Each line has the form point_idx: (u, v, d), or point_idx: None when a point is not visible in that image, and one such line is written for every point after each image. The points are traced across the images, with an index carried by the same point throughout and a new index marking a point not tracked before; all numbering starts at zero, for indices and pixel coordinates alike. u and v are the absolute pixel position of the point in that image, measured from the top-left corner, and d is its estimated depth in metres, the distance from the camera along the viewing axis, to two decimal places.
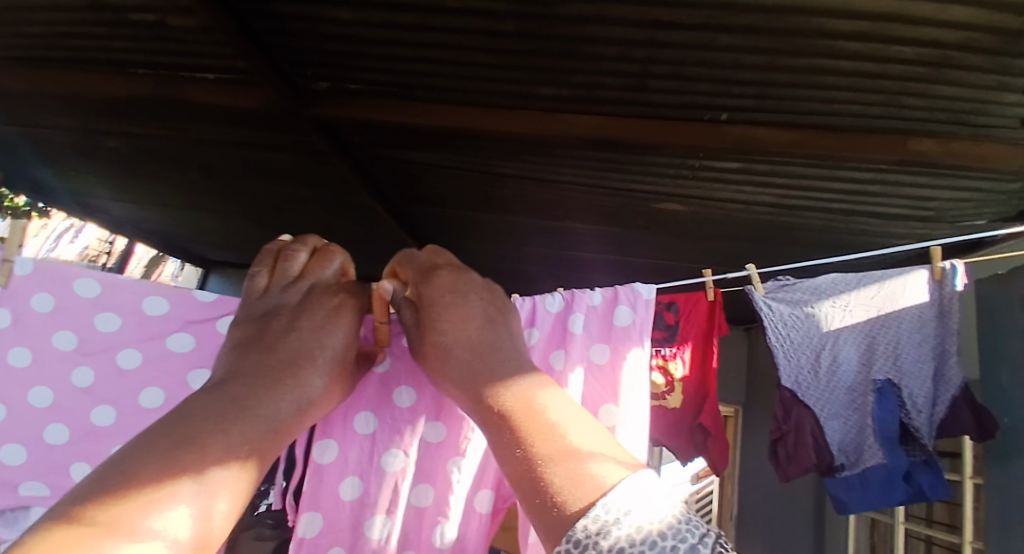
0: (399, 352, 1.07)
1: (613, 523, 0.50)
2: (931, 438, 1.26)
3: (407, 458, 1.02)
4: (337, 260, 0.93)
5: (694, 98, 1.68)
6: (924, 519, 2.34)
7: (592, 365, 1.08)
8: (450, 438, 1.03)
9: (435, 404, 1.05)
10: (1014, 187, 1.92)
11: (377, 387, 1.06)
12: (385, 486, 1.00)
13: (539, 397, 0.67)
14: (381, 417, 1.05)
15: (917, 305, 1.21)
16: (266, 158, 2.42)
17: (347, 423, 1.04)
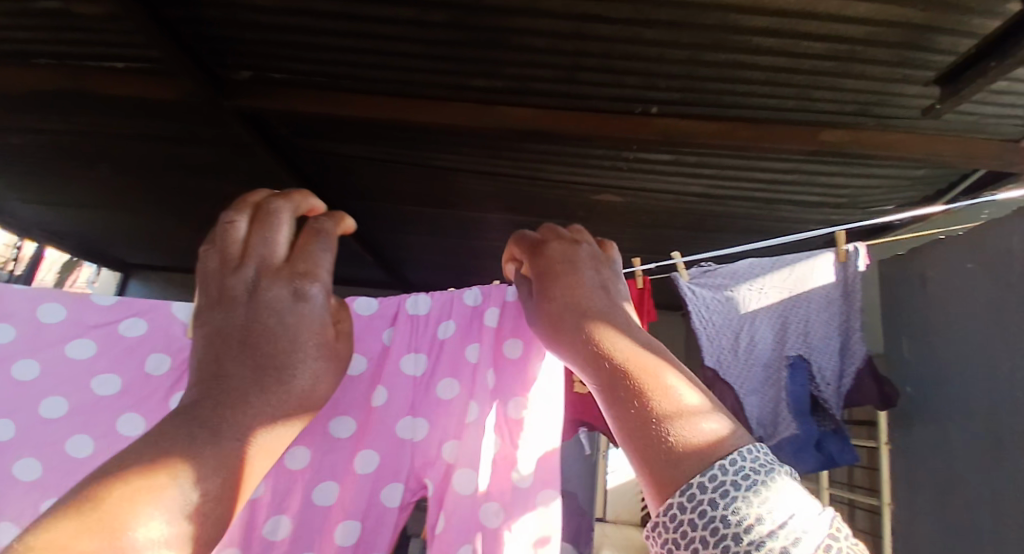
0: None
1: (732, 482, 0.44)
2: (840, 408, 1.32)
3: (309, 453, 0.87)
4: (319, 219, 0.64)
5: (624, 91, 1.73)
6: (846, 485, 2.51)
7: (505, 361, 0.92)
8: (361, 432, 0.89)
9: (347, 393, 0.91)
10: (917, 173, 2.08)
11: None
12: (285, 480, 0.84)
13: (649, 351, 0.55)
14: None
15: (823, 286, 1.30)
16: (189, 153, 2.31)
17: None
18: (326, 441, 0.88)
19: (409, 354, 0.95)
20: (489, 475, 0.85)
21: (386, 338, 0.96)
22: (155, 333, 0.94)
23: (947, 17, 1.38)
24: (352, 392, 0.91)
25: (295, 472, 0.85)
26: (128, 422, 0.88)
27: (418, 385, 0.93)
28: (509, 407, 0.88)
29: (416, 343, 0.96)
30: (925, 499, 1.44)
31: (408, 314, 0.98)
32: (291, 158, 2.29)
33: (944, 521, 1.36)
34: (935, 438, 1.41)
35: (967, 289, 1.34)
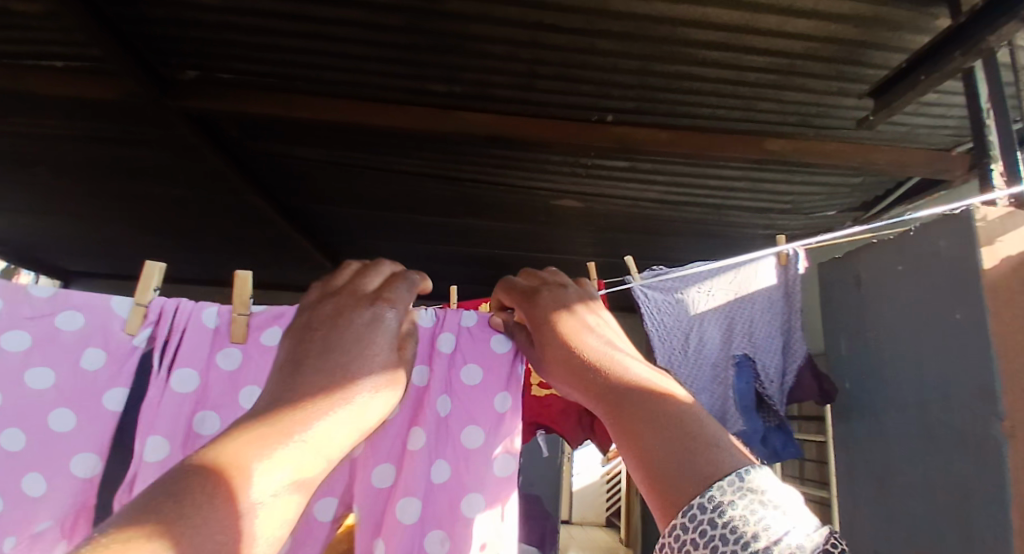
0: (256, 351, 0.91)
1: (729, 502, 0.43)
2: (784, 404, 1.39)
3: None
4: (403, 270, 0.76)
5: (580, 100, 1.77)
6: (797, 478, 2.60)
7: (461, 387, 0.93)
8: None
9: None
10: (856, 180, 2.20)
11: (222, 385, 0.88)
12: None
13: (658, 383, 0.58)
14: (224, 416, 0.87)
15: (767, 288, 1.40)
16: (134, 156, 2.24)
17: (177, 420, 0.84)
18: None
19: None
20: (434, 503, 0.85)
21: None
22: (92, 328, 0.87)
23: (880, 33, 1.47)
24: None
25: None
26: (61, 420, 0.83)
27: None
28: (462, 436, 0.89)
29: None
30: (863, 489, 1.50)
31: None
32: (245, 160, 2.24)
33: (882, 510, 1.42)
34: (872, 431, 1.48)
35: (898, 289, 1.43)
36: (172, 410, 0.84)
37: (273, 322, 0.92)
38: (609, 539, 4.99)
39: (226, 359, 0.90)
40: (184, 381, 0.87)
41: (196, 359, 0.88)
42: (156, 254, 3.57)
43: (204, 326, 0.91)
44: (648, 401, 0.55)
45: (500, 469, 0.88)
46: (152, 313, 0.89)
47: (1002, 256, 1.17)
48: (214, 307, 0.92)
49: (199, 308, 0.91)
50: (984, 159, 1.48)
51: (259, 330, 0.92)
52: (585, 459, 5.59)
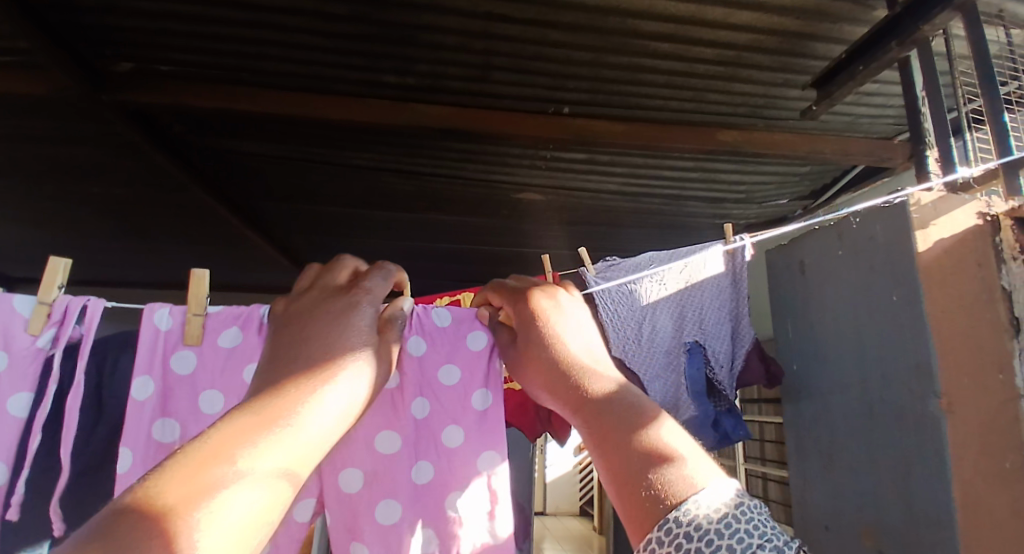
0: (211, 353, 0.90)
1: (705, 517, 0.45)
2: (732, 389, 1.43)
3: None
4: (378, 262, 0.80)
5: (536, 92, 1.77)
6: (759, 458, 2.64)
7: (439, 387, 0.93)
8: None
9: None
10: (804, 170, 2.26)
11: (181, 390, 0.88)
12: None
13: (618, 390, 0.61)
14: (183, 420, 0.87)
15: (714, 276, 1.44)
16: (70, 154, 2.13)
17: (139, 428, 0.84)
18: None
19: None
20: (418, 504, 0.87)
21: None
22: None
23: (822, 25, 1.51)
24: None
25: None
26: None
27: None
28: (443, 437, 0.90)
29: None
30: (813, 467, 1.55)
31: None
32: (192, 157, 2.16)
33: (829, 486, 1.48)
34: (818, 410, 1.54)
35: (839, 273, 1.47)
36: (135, 419, 0.84)
37: (231, 323, 0.92)
38: (583, 529, 5.02)
39: (180, 362, 0.89)
40: (142, 387, 0.87)
41: (153, 364, 0.88)
42: (100, 257, 3.40)
43: (155, 327, 0.90)
44: (611, 409, 0.58)
45: (484, 464, 0.88)
46: (56, 313, 0.87)
47: (934, 241, 1.21)
48: (166, 308, 0.92)
49: (150, 309, 0.90)
50: (920, 146, 1.54)
51: (216, 332, 0.91)
52: (558, 450, 5.62)
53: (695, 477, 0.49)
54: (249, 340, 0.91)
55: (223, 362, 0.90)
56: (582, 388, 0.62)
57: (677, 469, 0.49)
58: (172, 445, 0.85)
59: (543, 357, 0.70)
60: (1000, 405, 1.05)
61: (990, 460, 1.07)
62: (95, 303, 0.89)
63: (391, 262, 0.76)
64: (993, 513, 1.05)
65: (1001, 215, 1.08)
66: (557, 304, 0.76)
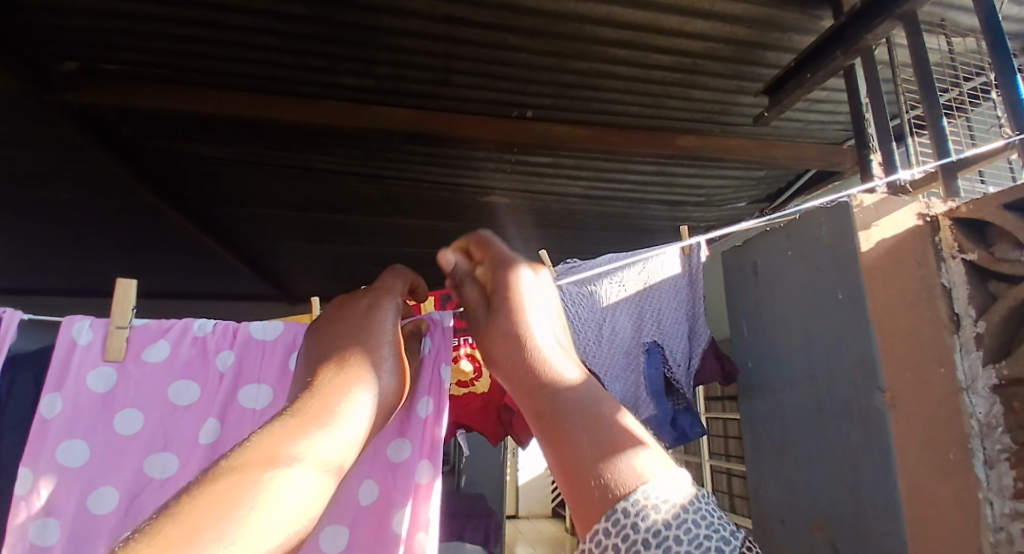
0: (133, 366, 0.80)
1: (652, 506, 0.43)
2: (690, 388, 1.46)
3: (119, 498, 0.74)
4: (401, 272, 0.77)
5: (498, 96, 1.78)
6: (723, 454, 2.70)
7: None
8: (182, 471, 0.76)
9: (169, 429, 0.78)
10: (759, 174, 2.34)
11: (96, 409, 0.77)
12: (89, 527, 0.72)
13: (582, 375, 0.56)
14: (94, 442, 0.76)
15: (672, 277, 1.47)
16: (11, 157, 2.03)
17: (40, 450, 0.74)
18: (137, 479, 0.75)
19: (249, 385, 0.81)
20: (357, 526, 0.76)
21: (223, 363, 0.82)
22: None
23: (771, 35, 1.57)
24: (178, 425, 0.78)
25: (102, 515, 0.73)
26: None
27: (261, 420, 0.79)
28: (388, 450, 0.78)
29: (260, 372, 0.82)
30: (768, 461, 1.59)
31: (251, 335, 0.84)
32: (143, 160, 2.10)
33: (784, 480, 1.53)
34: (773, 405, 1.59)
35: (790, 273, 1.53)
36: (37, 441, 0.74)
37: (159, 337, 0.82)
38: (555, 531, 5.04)
39: (96, 379, 0.79)
40: (49, 405, 0.76)
41: (63, 381, 0.77)
42: (48, 266, 3.26)
43: (72, 341, 0.79)
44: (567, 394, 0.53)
45: (421, 476, 0.77)
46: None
47: (876, 241, 1.25)
48: (86, 320, 0.81)
49: (67, 321, 0.79)
50: (865, 149, 1.60)
51: (141, 346, 0.81)
52: (528, 453, 5.64)
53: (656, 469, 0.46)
54: (177, 355, 0.82)
55: (148, 379, 0.80)
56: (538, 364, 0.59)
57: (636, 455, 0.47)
58: (79, 471, 0.74)
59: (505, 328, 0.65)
60: (945, 399, 1.09)
61: (934, 451, 1.10)
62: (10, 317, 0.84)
63: (405, 267, 0.75)
64: (937, 503, 1.09)
65: (940, 215, 1.12)
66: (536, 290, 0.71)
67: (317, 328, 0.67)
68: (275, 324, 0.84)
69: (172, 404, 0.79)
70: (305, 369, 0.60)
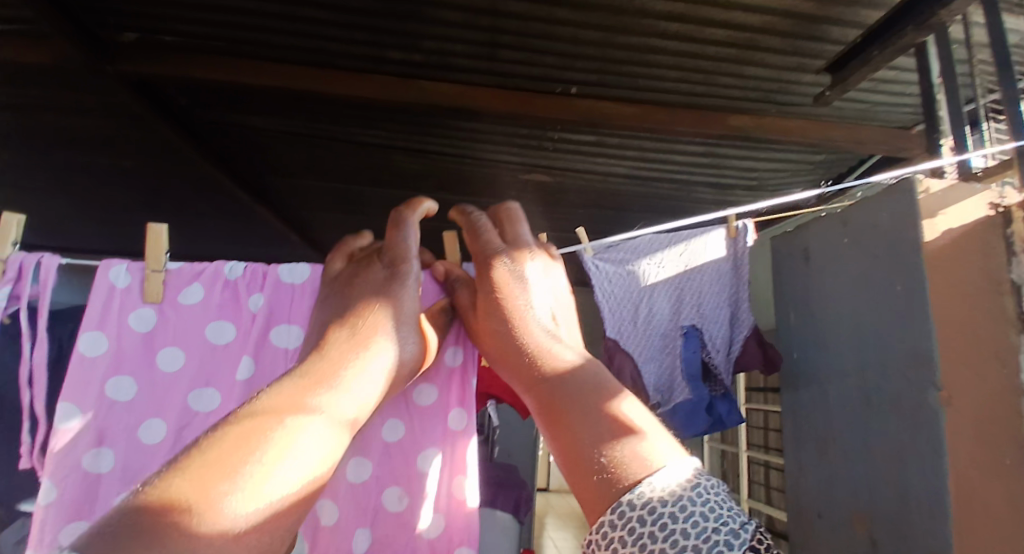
0: (172, 310, 0.91)
1: (638, 519, 0.51)
2: (729, 374, 1.42)
3: (167, 429, 0.85)
4: (403, 217, 0.89)
5: (545, 72, 1.74)
6: (762, 446, 2.65)
7: None
8: (222, 406, 0.87)
9: (208, 367, 0.89)
10: (818, 158, 2.22)
11: (139, 350, 0.89)
12: (140, 455, 0.83)
13: (584, 378, 0.71)
14: (139, 378, 0.88)
15: (715, 260, 1.41)
16: (77, 124, 2.13)
17: (89, 386, 0.85)
18: (181, 413, 0.86)
19: (279, 326, 0.91)
20: (385, 461, 0.91)
21: (255, 304, 0.92)
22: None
23: (838, 8, 1.47)
24: (217, 362, 0.89)
25: (153, 444, 0.84)
26: None
27: (288, 358, 0.89)
28: (415, 395, 0.92)
29: (289, 315, 0.92)
30: (808, 451, 1.55)
31: (279, 281, 0.93)
32: (199, 130, 2.16)
33: (823, 473, 1.48)
34: (816, 395, 1.53)
35: (845, 262, 1.45)
36: (84, 376, 0.84)
37: (191, 280, 0.93)
38: None
39: (138, 321, 0.90)
40: (93, 346, 0.86)
41: (106, 322, 0.88)
42: (110, 228, 3.43)
43: (111, 284, 0.89)
44: (572, 399, 0.67)
45: (453, 423, 0.91)
46: (9, 270, 0.93)
47: (941, 230, 1.23)
48: (122, 264, 0.91)
49: (105, 266, 0.90)
50: (934, 134, 1.49)
51: (176, 289, 0.92)
52: None
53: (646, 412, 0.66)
54: (211, 299, 0.92)
55: (185, 320, 0.91)
56: (533, 359, 0.75)
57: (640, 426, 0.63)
58: (128, 403, 0.86)
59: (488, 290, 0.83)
60: (983, 409, 1.13)
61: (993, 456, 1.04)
62: (51, 262, 0.94)
63: (404, 214, 0.88)
64: None
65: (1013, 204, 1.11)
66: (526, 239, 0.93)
67: (336, 281, 0.87)
68: (300, 266, 0.93)
69: (211, 343, 0.90)
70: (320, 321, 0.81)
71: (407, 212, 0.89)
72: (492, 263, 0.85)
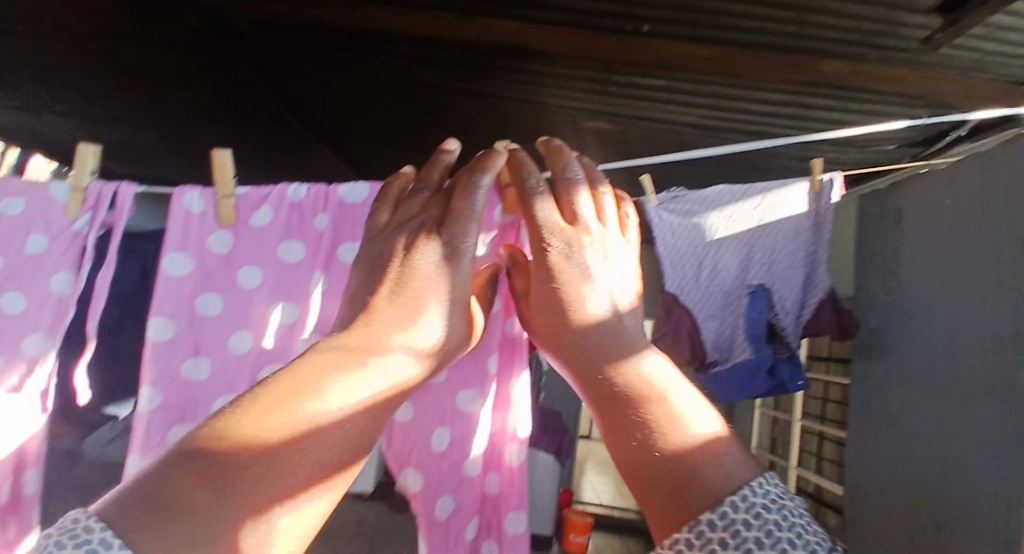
0: (246, 231, 0.97)
1: (720, 541, 0.54)
2: (796, 336, 1.35)
3: (252, 340, 0.94)
4: (473, 177, 0.86)
5: (610, 8, 1.56)
6: (819, 417, 2.55)
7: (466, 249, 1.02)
8: (300, 317, 0.95)
9: (283, 282, 0.96)
10: (918, 113, 1.99)
11: (219, 269, 0.96)
12: (229, 362, 0.93)
13: (635, 361, 0.73)
14: (223, 293, 0.96)
15: (794, 216, 1.28)
16: (149, 59, 2.17)
17: (180, 301, 0.93)
18: (263, 324, 0.95)
19: (346, 243, 0.96)
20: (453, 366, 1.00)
21: (320, 224, 0.98)
22: (36, 212, 1.02)
23: None
24: (290, 277, 0.96)
25: (241, 353, 0.93)
26: (12, 302, 1.00)
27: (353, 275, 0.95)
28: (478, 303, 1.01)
29: (354, 233, 0.97)
30: None
31: (343, 201, 0.97)
32: (264, 68, 2.16)
33: None
34: None
35: None
36: (174, 294, 0.93)
37: (260, 203, 0.98)
38: None
39: (216, 242, 0.96)
40: (178, 265, 0.94)
41: (187, 244, 0.95)
42: (182, 163, 3.56)
43: (188, 209, 0.96)
44: (631, 396, 0.69)
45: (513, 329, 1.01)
46: (90, 198, 1.03)
47: None
48: (195, 191, 0.97)
49: (180, 193, 0.96)
50: None
51: (247, 212, 0.98)
52: None
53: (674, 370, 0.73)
54: (279, 219, 0.98)
55: (257, 241, 0.97)
56: (592, 349, 0.76)
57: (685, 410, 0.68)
58: (214, 316, 0.94)
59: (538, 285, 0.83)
60: None
61: None
62: (128, 191, 1.04)
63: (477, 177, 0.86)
64: None
65: None
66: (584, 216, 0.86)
67: (379, 234, 0.85)
68: (364, 187, 0.97)
69: (284, 260, 0.96)
70: (361, 276, 0.81)
71: (467, 185, 0.86)
72: (546, 252, 0.82)
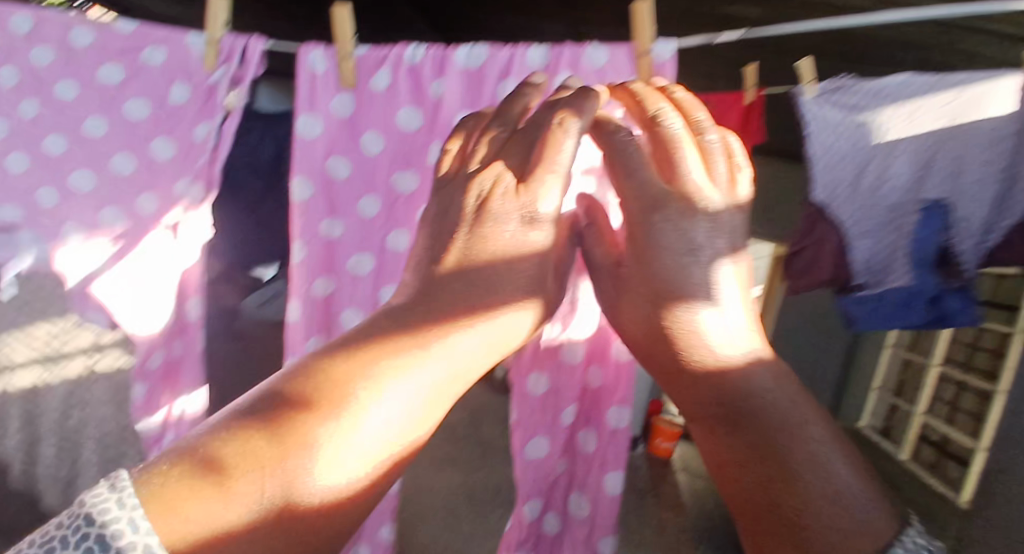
0: (366, 94, 0.92)
1: None
2: (974, 266, 1.10)
3: (378, 204, 0.94)
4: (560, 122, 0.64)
5: None
6: (962, 364, 2.26)
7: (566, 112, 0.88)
8: (420, 186, 0.93)
9: (403, 150, 0.93)
10: None
11: (343, 133, 0.92)
12: (358, 226, 0.95)
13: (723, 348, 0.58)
14: (348, 157, 0.93)
15: (997, 118, 1.04)
16: None
17: (312, 163, 0.91)
18: (387, 190, 0.94)
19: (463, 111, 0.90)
20: None
21: (436, 91, 0.91)
22: (177, 61, 0.97)
23: None
24: (411, 145, 0.93)
25: (370, 216, 0.95)
26: (161, 148, 0.99)
27: None
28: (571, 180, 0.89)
29: (472, 100, 0.90)
30: None
31: (460, 66, 0.90)
32: None
33: None
34: None
35: None
36: (307, 155, 0.90)
37: (379, 65, 0.91)
38: None
39: (339, 105, 0.91)
40: (309, 126, 0.90)
41: (314, 104, 0.90)
42: None
43: (312, 69, 0.90)
44: (748, 417, 0.54)
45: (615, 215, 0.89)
46: (225, 50, 0.95)
47: None
48: (318, 49, 0.90)
49: (304, 50, 0.89)
50: None
51: (366, 74, 0.91)
52: None
53: (736, 297, 0.62)
54: (398, 84, 0.91)
55: (377, 105, 0.92)
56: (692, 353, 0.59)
57: (771, 396, 0.54)
58: (344, 180, 0.93)
59: (630, 259, 0.66)
60: None
61: None
62: (255, 42, 0.93)
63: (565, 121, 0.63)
64: None
65: None
66: (708, 166, 0.65)
67: (447, 183, 0.67)
68: (486, 48, 0.89)
69: (402, 128, 0.92)
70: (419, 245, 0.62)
71: (556, 133, 0.63)
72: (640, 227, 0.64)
